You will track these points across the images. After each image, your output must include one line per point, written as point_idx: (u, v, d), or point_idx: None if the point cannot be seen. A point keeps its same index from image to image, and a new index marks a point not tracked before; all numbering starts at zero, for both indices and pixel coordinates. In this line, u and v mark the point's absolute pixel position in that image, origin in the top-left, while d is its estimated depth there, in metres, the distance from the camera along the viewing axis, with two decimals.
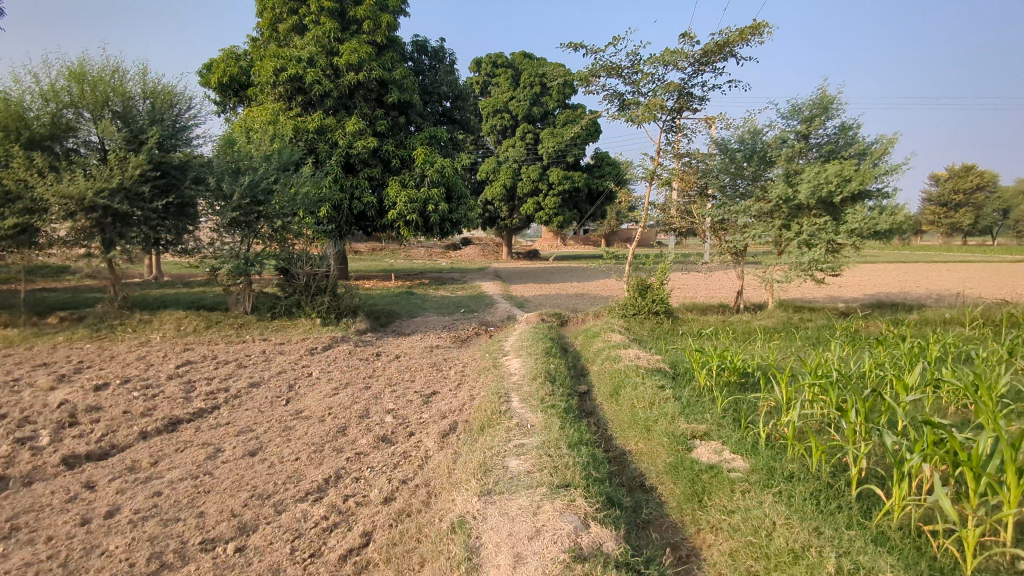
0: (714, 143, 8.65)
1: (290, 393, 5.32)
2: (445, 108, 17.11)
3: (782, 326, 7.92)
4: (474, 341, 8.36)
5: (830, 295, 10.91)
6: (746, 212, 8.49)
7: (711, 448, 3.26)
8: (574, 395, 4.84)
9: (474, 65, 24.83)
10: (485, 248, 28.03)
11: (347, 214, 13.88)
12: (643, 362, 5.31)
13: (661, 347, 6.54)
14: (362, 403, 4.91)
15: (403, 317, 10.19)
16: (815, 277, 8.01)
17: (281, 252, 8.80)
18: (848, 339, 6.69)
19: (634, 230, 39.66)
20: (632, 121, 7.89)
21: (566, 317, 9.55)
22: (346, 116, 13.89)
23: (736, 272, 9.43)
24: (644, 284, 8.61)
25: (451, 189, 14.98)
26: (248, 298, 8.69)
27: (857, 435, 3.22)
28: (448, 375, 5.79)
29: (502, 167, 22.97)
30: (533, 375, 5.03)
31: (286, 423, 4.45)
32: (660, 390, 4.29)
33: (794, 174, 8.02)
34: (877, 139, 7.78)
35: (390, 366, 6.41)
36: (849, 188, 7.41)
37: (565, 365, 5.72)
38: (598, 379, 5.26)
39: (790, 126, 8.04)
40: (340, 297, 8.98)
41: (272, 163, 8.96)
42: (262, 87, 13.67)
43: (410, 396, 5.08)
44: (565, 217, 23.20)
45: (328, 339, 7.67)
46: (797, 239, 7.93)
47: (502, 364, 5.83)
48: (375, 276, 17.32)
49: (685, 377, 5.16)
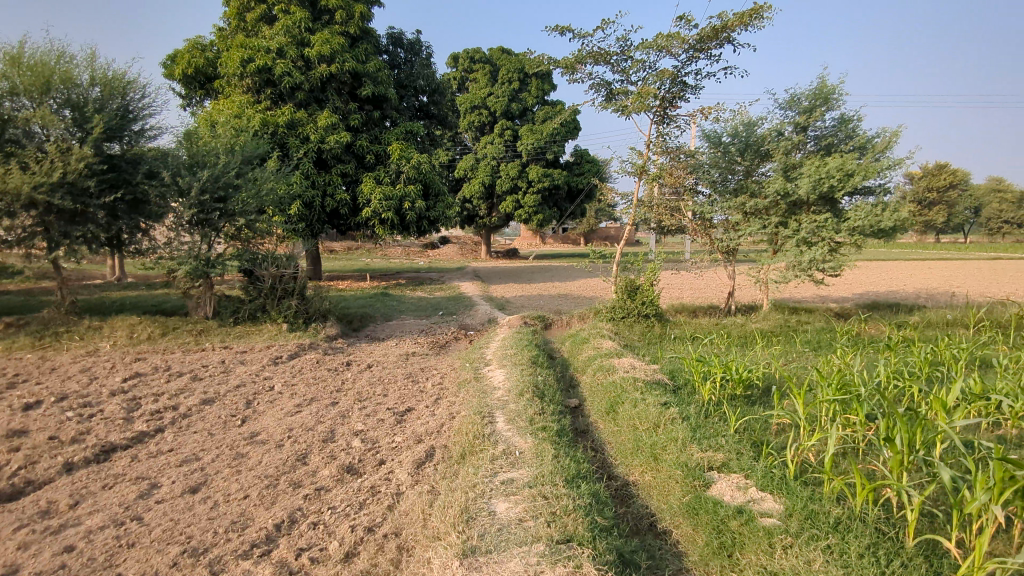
0: (705, 137, 8.25)
1: (248, 411, 4.73)
2: (421, 103, 16.52)
3: (779, 330, 7.54)
4: (452, 347, 7.80)
5: (822, 296, 10.55)
6: (739, 208, 8.11)
7: (733, 484, 2.79)
8: (565, 413, 4.33)
9: (452, 60, 24.29)
10: (464, 247, 27.47)
11: (319, 212, 13.23)
12: (639, 373, 4.85)
13: (655, 354, 6.09)
14: (327, 424, 4.36)
15: (378, 321, 9.60)
16: (815, 278, 7.60)
17: (245, 252, 8.18)
18: (853, 345, 6.30)
19: (612, 229, 39.39)
20: (621, 112, 7.45)
21: (550, 320, 9.05)
22: (317, 110, 13.25)
23: (727, 273, 9.03)
24: (633, 285, 8.15)
25: (428, 185, 14.42)
26: (209, 302, 8.02)
27: (903, 466, 2.78)
28: (425, 389, 5.24)
29: (481, 164, 22.39)
30: (519, 390, 4.52)
31: (238, 450, 3.88)
32: (664, 408, 3.84)
33: (792, 168, 7.63)
34: (878, 132, 7.42)
35: (361, 378, 5.85)
36: (851, 183, 7.01)
37: (553, 376, 5.21)
38: (591, 393, 4.79)
39: (787, 118, 7.65)
40: (309, 300, 8.35)
41: (235, 157, 8.34)
42: (229, 79, 12.97)
43: (383, 415, 4.54)
44: (546, 216, 22.71)
45: (295, 347, 7.07)
46: (795, 237, 7.53)
47: (483, 375, 5.29)
48: (350, 276, 16.66)
49: (686, 390, 4.71)
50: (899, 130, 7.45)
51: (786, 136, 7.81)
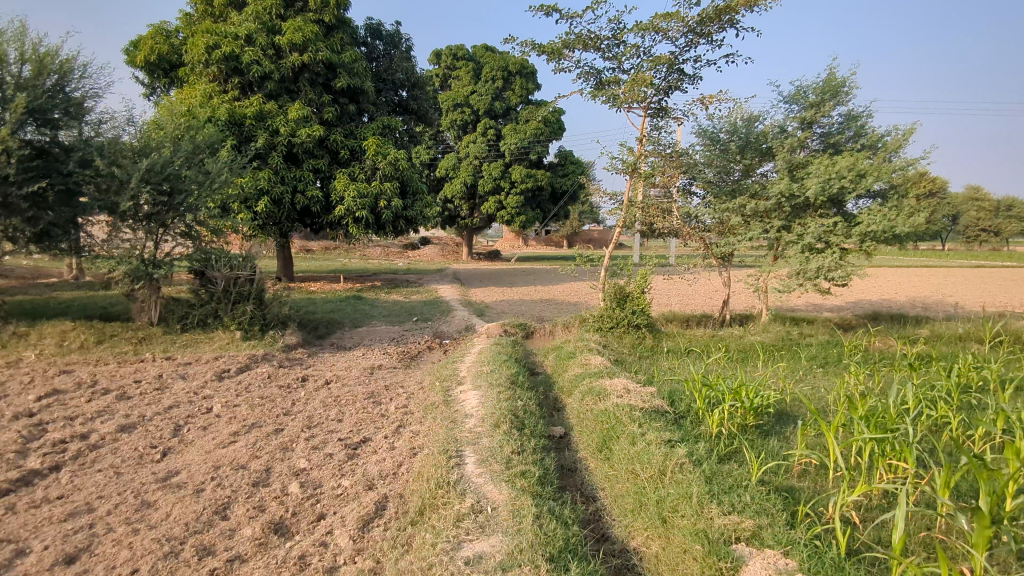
0: (700, 134, 7.68)
1: (173, 443, 3.96)
2: (400, 99, 15.76)
3: (781, 344, 6.99)
4: (423, 358, 7.09)
5: (817, 305, 10.03)
6: (737, 211, 7.54)
7: (770, 567, 2.13)
8: (549, 449, 3.67)
9: (434, 57, 23.56)
10: (445, 248, 26.76)
11: (289, 210, 12.25)
12: (636, 398, 4.20)
13: (650, 373, 5.45)
14: (262, 461, 3.62)
15: (346, 327, 8.85)
16: (821, 288, 6.98)
17: (196, 251, 7.37)
18: (868, 366, 5.76)
19: (595, 232, 38.96)
20: (612, 103, 6.82)
21: (532, 329, 8.38)
22: (289, 102, 12.43)
23: (722, 279, 8.46)
24: (623, 291, 7.51)
25: (406, 183, 13.66)
26: (155, 306, 7.20)
27: (989, 544, 2.14)
28: (386, 413, 4.53)
29: (462, 164, 21.67)
30: (495, 420, 3.82)
31: (145, 498, 3.12)
32: (671, 447, 3.20)
33: (798, 168, 7.05)
34: (890, 130, 6.87)
35: (315, 398, 5.09)
36: (864, 185, 6.44)
37: (534, 400, 4.53)
38: (580, 422, 4.12)
39: (792, 112, 7.08)
40: (267, 305, 7.56)
41: (185, 145, 7.46)
42: (194, 67, 12.09)
43: (332, 449, 3.81)
44: (528, 217, 22.05)
45: (246, 358, 6.29)
46: (800, 243, 6.96)
47: (455, 398, 4.57)
48: (322, 277, 15.87)
49: (690, 419, 4.08)
50: (912, 128, 6.91)
51: (789, 133, 7.24)
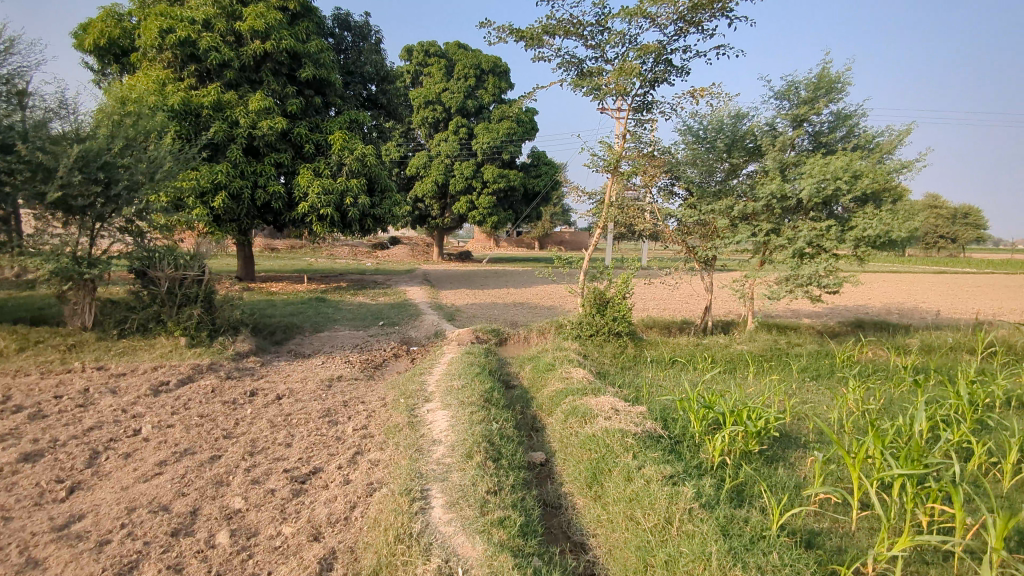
0: (683, 131, 7.27)
1: (84, 477, 3.35)
2: (369, 93, 15.12)
3: (770, 354, 6.60)
4: (388, 368, 6.54)
5: (798, 311, 9.76)
6: (724, 213, 7.11)
7: None
8: (529, 483, 3.18)
9: (406, 53, 22.90)
10: (415, 249, 26.10)
11: (249, 206, 11.50)
12: (626, 420, 3.72)
13: (635, 388, 5.00)
14: (189, 500, 3.05)
15: (306, 332, 8.23)
16: (812, 294, 6.61)
17: (137, 249, 6.65)
18: (865, 380, 5.40)
19: (567, 235, 38.70)
20: (595, 94, 6.36)
21: (505, 336, 7.89)
22: (249, 92, 11.69)
23: (704, 284, 8.08)
24: (603, 297, 7.04)
25: (373, 180, 13.02)
26: (89, 310, 6.50)
27: None
28: (342, 437, 3.98)
29: (434, 162, 20.99)
30: (468, 449, 3.30)
31: (33, 553, 2.53)
32: (676, 486, 2.76)
33: (788, 168, 6.67)
34: (885, 130, 6.55)
35: (263, 416, 4.49)
36: (860, 187, 6.08)
37: (511, 422, 4.03)
38: (564, 450, 3.63)
39: (782, 110, 6.71)
40: (217, 309, 6.90)
41: (126, 133, 6.75)
42: (147, 52, 11.26)
43: (275, 484, 3.24)
44: (500, 218, 21.55)
45: (189, 368, 5.65)
46: (790, 247, 6.55)
47: (421, 419, 4.04)
48: (285, 277, 15.10)
49: (687, 445, 3.61)
50: (907, 128, 6.60)
51: (779, 132, 6.87)
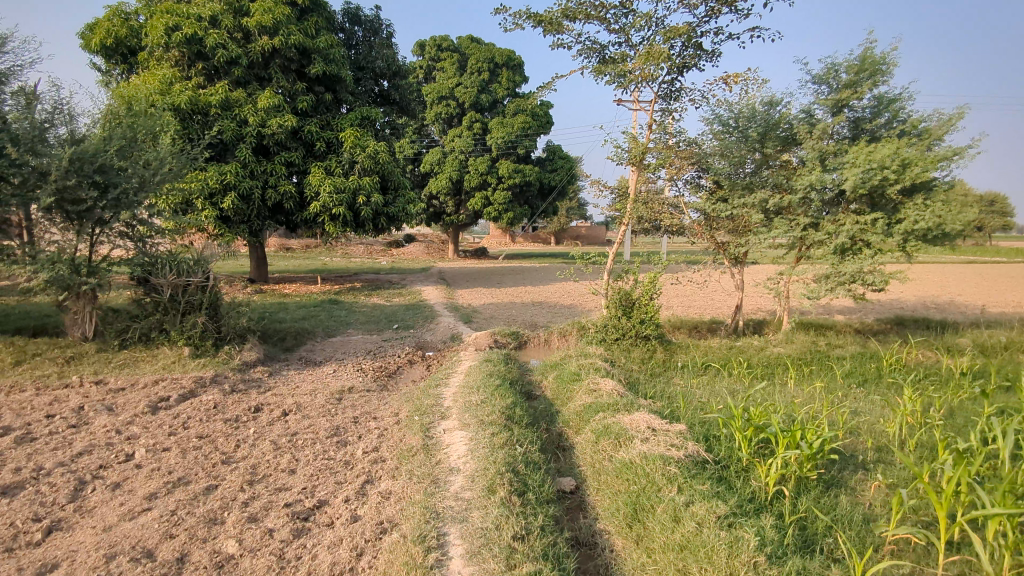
0: (713, 120, 6.81)
1: (65, 515, 3.03)
2: (381, 89, 14.76)
3: (810, 356, 6.14)
4: (403, 377, 6.19)
5: (831, 308, 9.27)
6: (758, 207, 6.62)
7: None
8: (560, 521, 2.80)
9: (418, 48, 22.53)
10: (430, 246, 25.79)
11: (259, 206, 11.21)
12: (666, 442, 3.32)
13: (670, 399, 4.60)
14: (178, 544, 2.71)
15: (317, 337, 7.89)
16: (855, 293, 6.14)
17: (138, 255, 6.33)
18: (921, 388, 4.95)
19: (582, 229, 38.24)
20: (620, 81, 5.94)
21: (525, 339, 7.51)
22: (258, 90, 11.37)
23: (734, 281, 7.62)
24: (629, 297, 6.62)
25: (386, 178, 12.67)
26: (89, 320, 6.24)
27: None
28: (352, 461, 3.62)
29: (448, 158, 20.63)
30: (491, 480, 2.93)
31: None
32: (735, 531, 2.36)
33: (828, 157, 6.20)
34: (934, 114, 6.05)
35: (267, 436, 4.16)
36: (909, 176, 5.61)
37: (536, 443, 3.65)
38: (597, 478, 3.24)
39: (821, 95, 6.24)
40: (222, 316, 6.59)
41: (126, 134, 6.42)
42: (153, 51, 10.98)
43: (274, 523, 2.88)
44: (516, 214, 21.15)
45: (191, 382, 5.32)
46: (831, 243, 6.09)
47: (437, 442, 3.67)
48: (299, 278, 14.83)
49: (735, 473, 3.19)
50: (959, 111, 6.09)
51: (817, 118, 6.40)
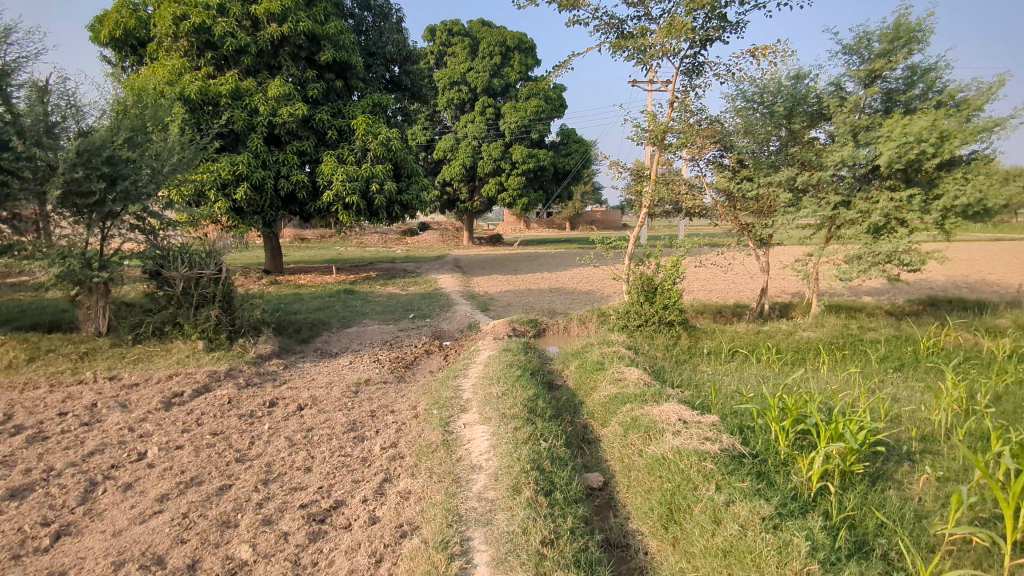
0: (737, 96, 6.54)
1: (74, 519, 2.91)
2: (393, 75, 14.53)
3: (842, 340, 5.90)
4: (420, 368, 6.05)
5: (859, 290, 8.98)
6: (785, 186, 6.35)
7: None
8: (590, 523, 2.64)
9: (428, 34, 22.22)
10: (445, 234, 25.64)
11: (272, 196, 11.09)
12: (700, 435, 3.13)
13: (698, 389, 4.41)
14: (189, 550, 2.58)
15: (333, 328, 7.77)
16: (889, 273, 5.88)
17: (150, 249, 6.22)
18: (964, 372, 4.71)
19: (598, 214, 37.83)
20: (641, 56, 5.69)
21: (543, 326, 7.33)
22: (268, 79, 11.21)
23: (759, 263, 7.36)
24: (651, 282, 6.39)
25: (399, 165, 12.49)
26: (102, 315, 6.17)
27: None
28: (370, 458, 3.48)
29: (461, 145, 20.39)
30: (515, 479, 2.76)
31: None
32: (783, 534, 2.18)
33: (861, 131, 5.92)
34: (973, 84, 5.74)
35: (282, 432, 4.03)
36: (948, 150, 5.33)
37: (561, 437, 3.49)
38: (628, 475, 3.06)
39: (852, 66, 5.95)
40: (236, 309, 6.48)
41: (135, 125, 6.28)
42: (162, 41, 10.84)
43: (289, 526, 2.74)
44: (531, 199, 20.89)
45: (205, 376, 5.22)
46: (864, 221, 5.82)
47: (458, 438, 3.52)
48: (315, 269, 14.75)
49: (775, 467, 2.99)
50: (1000, 80, 5.78)
51: (847, 92, 6.12)
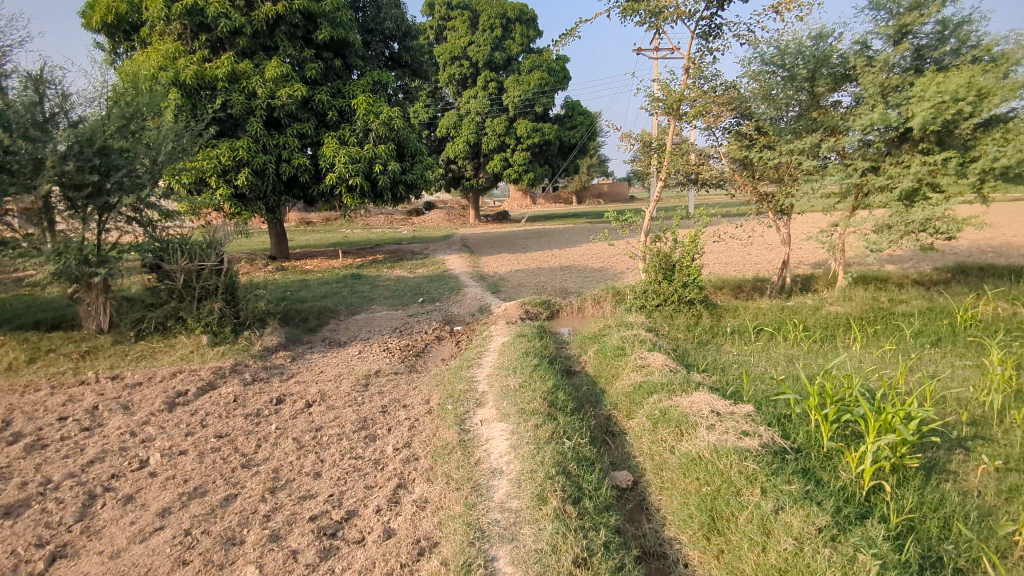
0: (756, 59, 6.20)
1: (71, 538, 2.73)
2: (392, 51, 14.12)
3: (873, 314, 5.62)
4: (431, 357, 5.83)
5: (882, 258, 8.65)
6: (809, 153, 6.03)
7: None
8: (624, 532, 2.42)
9: (427, 8, 21.67)
10: (451, 212, 25.30)
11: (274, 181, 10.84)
12: (738, 429, 2.89)
13: (725, 373, 4.17)
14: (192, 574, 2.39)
15: (341, 315, 7.57)
16: (921, 242, 5.59)
17: (149, 241, 6.00)
18: (1007, 346, 4.44)
19: (604, 187, 37.25)
20: (655, 20, 5.36)
21: (557, 308, 7.08)
22: (265, 60, 10.87)
23: (780, 235, 7.05)
24: (669, 260, 6.12)
25: (403, 144, 12.18)
26: (103, 312, 5.99)
27: None
28: (382, 461, 3.28)
29: (464, 121, 19.97)
30: (540, 486, 2.54)
31: None
32: (845, 551, 1.95)
33: (889, 92, 5.60)
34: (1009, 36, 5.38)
35: (290, 433, 3.84)
36: (985, 108, 5.01)
37: (584, 433, 3.26)
38: (660, 475, 2.83)
39: (879, 22, 5.60)
40: (240, 301, 6.27)
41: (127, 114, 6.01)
42: (155, 25, 10.50)
43: (298, 542, 2.55)
44: (537, 175, 20.51)
45: (210, 373, 5.04)
46: (894, 188, 5.52)
47: (475, 437, 3.30)
48: (320, 253, 14.52)
49: (820, 463, 2.76)
50: None
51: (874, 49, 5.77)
